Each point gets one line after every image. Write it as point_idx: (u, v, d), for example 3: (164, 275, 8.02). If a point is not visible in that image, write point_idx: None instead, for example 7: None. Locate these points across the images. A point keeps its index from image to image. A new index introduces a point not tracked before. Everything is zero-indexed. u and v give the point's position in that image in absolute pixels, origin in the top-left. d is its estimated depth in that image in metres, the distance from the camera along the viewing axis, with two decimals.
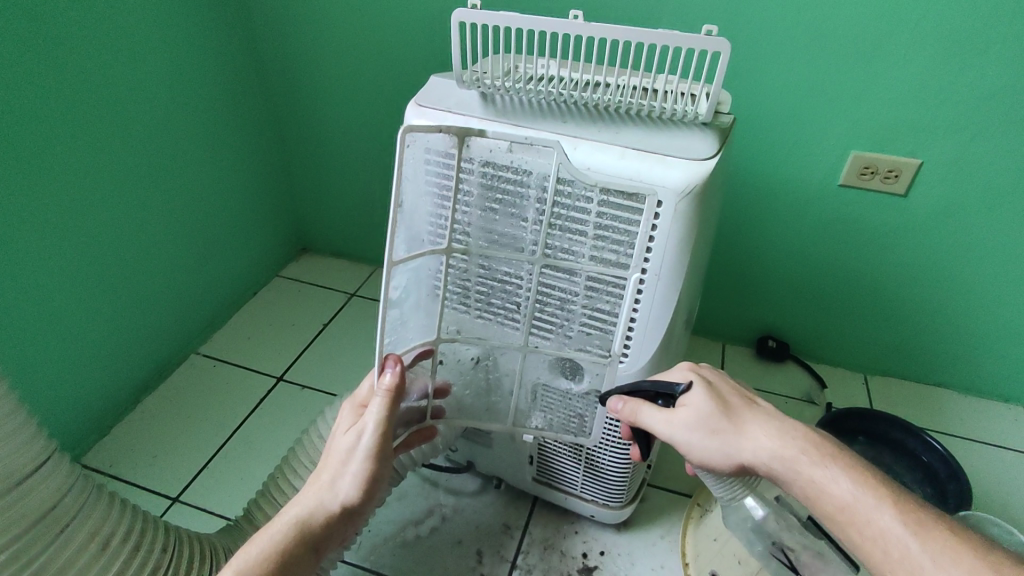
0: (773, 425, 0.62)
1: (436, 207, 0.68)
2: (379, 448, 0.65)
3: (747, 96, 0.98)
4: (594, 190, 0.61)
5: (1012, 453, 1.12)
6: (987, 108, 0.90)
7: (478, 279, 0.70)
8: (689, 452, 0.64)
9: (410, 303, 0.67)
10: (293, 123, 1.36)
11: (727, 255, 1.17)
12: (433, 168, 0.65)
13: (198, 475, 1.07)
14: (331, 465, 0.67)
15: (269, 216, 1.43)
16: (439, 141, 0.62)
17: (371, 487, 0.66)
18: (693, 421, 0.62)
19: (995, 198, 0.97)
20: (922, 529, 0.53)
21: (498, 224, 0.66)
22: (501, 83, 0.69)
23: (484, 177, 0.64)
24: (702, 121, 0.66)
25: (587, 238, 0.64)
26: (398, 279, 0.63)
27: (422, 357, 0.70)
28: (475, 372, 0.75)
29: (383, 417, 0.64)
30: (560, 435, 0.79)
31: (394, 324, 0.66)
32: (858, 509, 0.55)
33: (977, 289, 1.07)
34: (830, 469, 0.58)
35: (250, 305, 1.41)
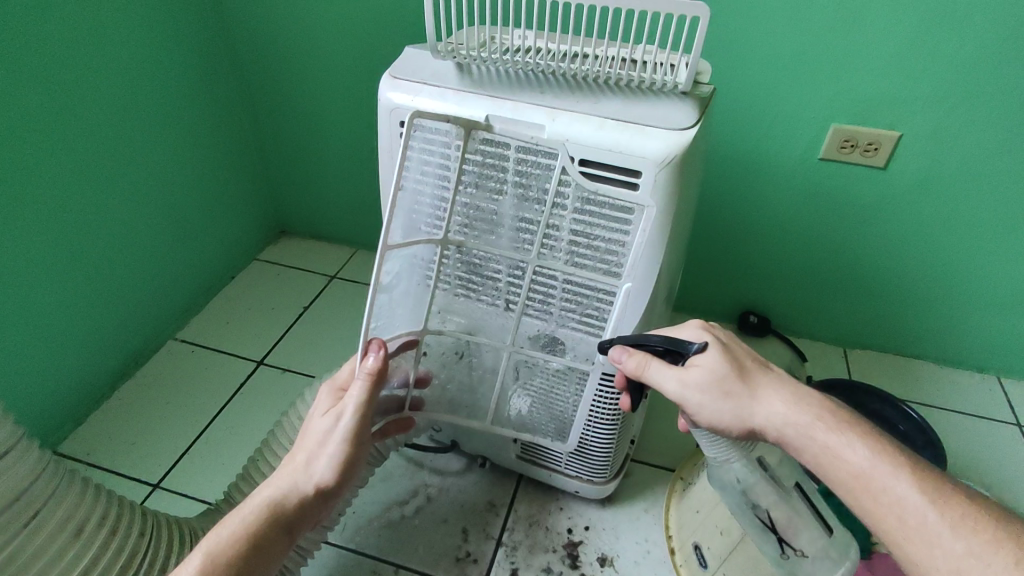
0: (786, 391, 0.63)
1: (435, 193, 0.66)
2: (358, 431, 0.65)
3: (726, 68, 0.97)
4: (593, 197, 0.62)
5: (983, 421, 1.14)
6: (963, 79, 0.90)
7: (467, 273, 0.71)
8: (701, 409, 0.62)
9: (399, 290, 0.69)
10: (266, 102, 1.32)
11: (707, 229, 1.16)
12: (433, 160, 0.64)
13: (178, 461, 1.05)
14: (310, 444, 0.65)
15: (244, 198, 1.40)
16: (444, 132, 0.62)
17: (348, 469, 0.66)
18: (704, 382, 0.62)
19: (971, 169, 0.98)
20: (941, 498, 0.54)
21: (490, 220, 0.66)
22: (478, 53, 0.67)
23: (483, 169, 0.63)
24: (681, 91, 0.63)
25: (575, 241, 0.65)
26: (390, 265, 0.64)
27: (407, 347, 0.70)
28: (458, 366, 0.77)
29: (363, 402, 0.64)
30: (539, 437, 0.83)
31: (381, 311, 0.67)
32: (875, 477, 0.56)
33: (951, 260, 1.08)
34: (846, 436, 0.59)
35: (228, 289, 1.39)
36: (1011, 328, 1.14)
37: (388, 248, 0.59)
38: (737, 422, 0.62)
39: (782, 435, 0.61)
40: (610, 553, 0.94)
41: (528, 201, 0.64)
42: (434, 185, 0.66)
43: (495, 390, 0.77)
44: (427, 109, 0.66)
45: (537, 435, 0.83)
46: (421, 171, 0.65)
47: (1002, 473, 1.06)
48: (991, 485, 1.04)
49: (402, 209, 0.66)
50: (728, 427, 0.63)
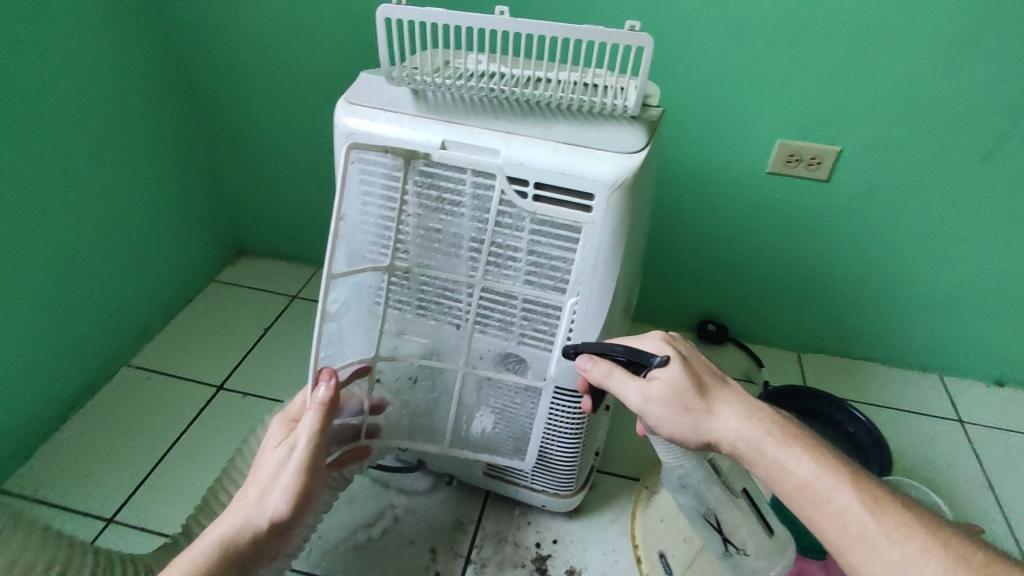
0: (741, 407, 0.65)
1: (379, 222, 0.68)
2: (312, 462, 0.65)
3: (675, 88, 1.01)
4: (531, 218, 0.64)
5: (927, 418, 1.20)
6: (894, 96, 0.96)
7: (420, 297, 0.72)
8: (661, 417, 0.65)
9: (348, 317, 0.70)
10: (221, 121, 1.31)
11: (663, 242, 1.20)
12: (375, 190, 0.67)
13: (134, 494, 1.02)
14: (261, 477, 0.65)
15: (199, 218, 1.37)
16: (385, 164, 0.65)
17: (302, 500, 0.65)
18: (664, 394, 0.64)
19: (905, 180, 1.04)
20: (879, 508, 0.56)
21: (440, 246, 0.68)
22: (433, 79, 0.68)
23: (425, 197, 0.66)
24: (630, 115, 0.66)
25: (522, 262, 0.66)
26: (336, 293, 0.66)
27: (360, 373, 0.71)
28: (413, 391, 0.77)
29: (315, 431, 0.64)
30: (495, 457, 0.83)
31: (331, 339, 0.68)
32: (817, 487, 0.58)
33: (892, 266, 1.14)
34: (794, 450, 0.61)
35: (184, 312, 1.36)
36: (949, 328, 1.20)
37: (334, 276, 0.62)
38: (692, 434, 0.65)
39: (734, 448, 0.64)
40: (579, 564, 0.95)
41: (474, 227, 0.66)
42: (377, 214, 0.68)
43: (453, 408, 0.77)
44: (382, 135, 0.67)
45: (498, 455, 0.82)
46: (364, 198, 0.67)
47: (947, 467, 1.12)
48: (937, 480, 1.09)
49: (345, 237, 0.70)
50: (685, 435, 0.65)
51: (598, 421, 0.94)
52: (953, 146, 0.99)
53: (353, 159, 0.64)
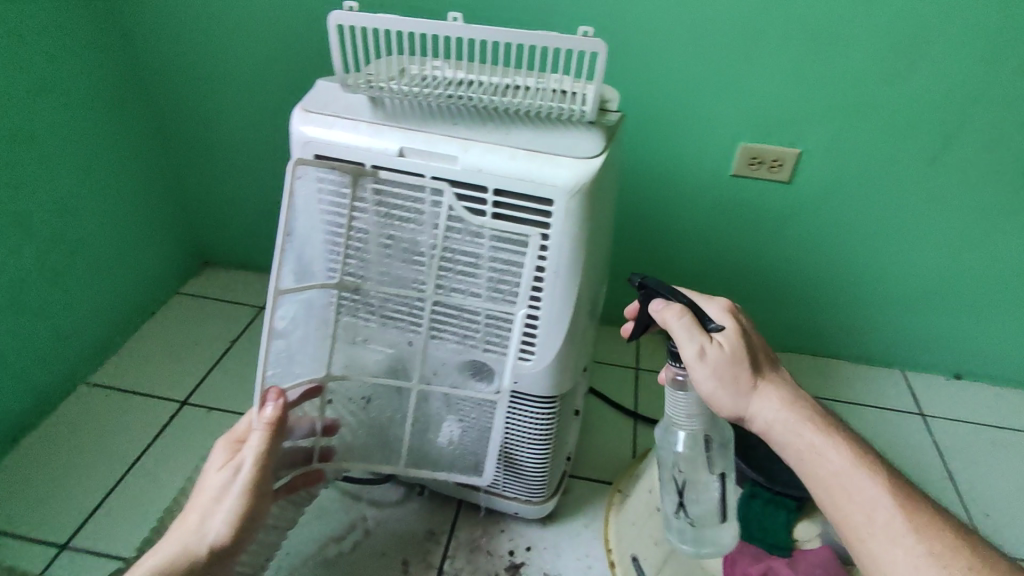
0: (786, 392, 0.63)
1: (329, 241, 0.70)
2: (256, 483, 0.66)
3: (638, 92, 1.02)
4: (481, 237, 0.65)
5: (893, 412, 1.22)
6: (849, 97, 0.98)
7: (372, 314, 0.73)
8: (711, 375, 0.62)
9: (297, 335, 0.71)
10: (182, 130, 1.28)
11: (631, 245, 1.20)
12: (324, 208, 0.68)
13: (91, 516, 0.99)
14: (204, 500, 0.65)
15: (160, 230, 1.34)
16: (333, 181, 0.66)
17: (245, 525, 0.65)
18: (719, 357, 0.62)
19: (864, 179, 1.06)
20: (911, 504, 0.56)
21: (391, 263, 0.69)
22: (391, 86, 0.67)
23: (377, 212, 0.66)
24: (588, 120, 0.65)
25: (470, 280, 0.68)
26: (283, 310, 0.67)
27: (309, 393, 0.73)
28: (365, 412, 0.79)
29: (260, 452, 0.65)
30: (454, 474, 0.81)
31: (279, 358, 0.70)
32: (848, 476, 0.58)
33: (853, 264, 1.16)
34: (835, 441, 0.60)
35: (146, 327, 1.32)
36: (911, 324, 1.23)
37: (281, 292, 0.63)
38: (731, 405, 0.62)
39: (769, 428, 0.62)
40: (553, 571, 0.95)
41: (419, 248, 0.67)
42: (327, 231, 0.69)
43: (409, 422, 0.77)
44: (339, 143, 0.66)
45: (453, 473, 0.81)
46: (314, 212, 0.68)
47: (913, 460, 1.14)
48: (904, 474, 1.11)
49: (297, 247, 0.71)
50: (725, 401, 0.62)
51: (569, 426, 0.94)
52: (907, 147, 1.02)
53: (301, 173, 0.65)
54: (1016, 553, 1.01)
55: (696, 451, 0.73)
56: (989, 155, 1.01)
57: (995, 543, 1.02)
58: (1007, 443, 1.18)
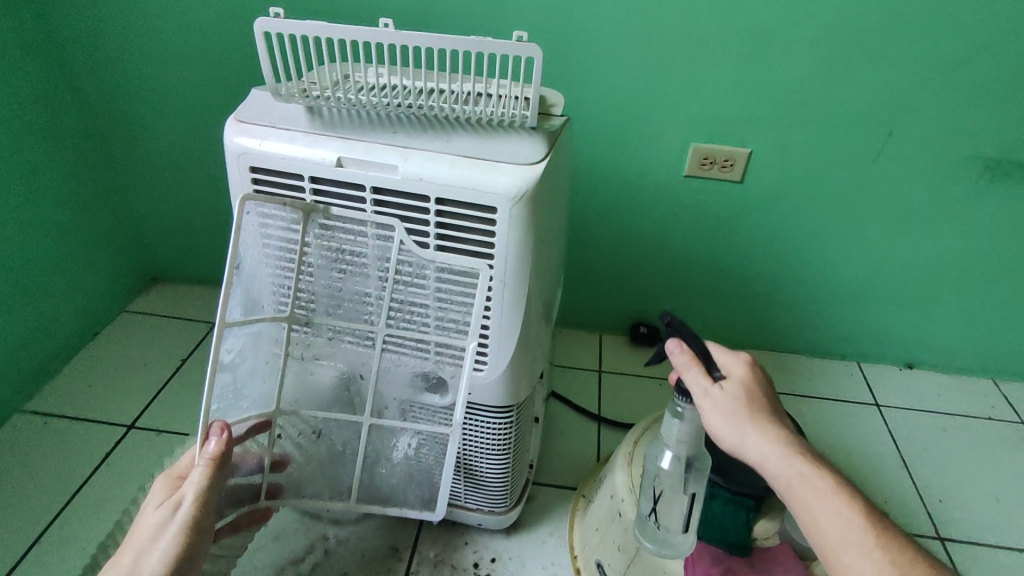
0: (789, 439, 0.62)
1: (278, 275, 0.68)
2: (199, 520, 0.63)
3: (588, 95, 1.02)
4: (432, 272, 0.65)
5: (851, 404, 1.24)
6: (795, 97, 1.00)
7: (324, 347, 0.72)
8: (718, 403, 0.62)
9: (245, 368, 0.70)
10: (123, 142, 1.24)
11: (588, 247, 1.20)
12: (274, 242, 0.66)
13: (30, 551, 0.94)
14: (139, 539, 0.61)
15: (104, 247, 1.29)
16: (283, 216, 0.65)
17: (183, 566, 0.61)
18: (724, 399, 0.61)
19: (812, 177, 1.08)
20: (883, 524, 0.57)
21: (342, 298, 0.69)
22: (327, 95, 0.65)
23: (325, 247, 0.66)
24: (530, 126, 0.65)
25: (424, 313, 0.68)
26: (230, 342, 0.67)
27: (258, 429, 0.72)
28: (316, 447, 0.78)
29: (202, 488, 0.63)
30: (405, 507, 0.78)
31: (225, 391, 0.69)
32: (833, 501, 0.58)
33: (806, 261, 1.18)
34: (830, 481, 0.59)
35: (91, 348, 1.27)
36: (864, 316, 1.26)
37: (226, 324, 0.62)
38: (730, 436, 0.61)
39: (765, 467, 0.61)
40: None
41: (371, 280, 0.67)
42: (276, 265, 0.68)
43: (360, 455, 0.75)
44: (274, 154, 0.63)
45: (404, 507, 0.79)
46: (262, 247, 0.67)
47: (869, 451, 1.16)
48: (862, 465, 1.13)
49: (243, 283, 0.68)
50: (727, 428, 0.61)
51: (530, 433, 0.93)
52: (851, 144, 1.04)
53: (246, 208, 0.63)
54: (968, 537, 1.03)
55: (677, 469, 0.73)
56: (928, 149, 1.04)
57: (950, 530, 1.04)
58: (959, 430, 1.21)
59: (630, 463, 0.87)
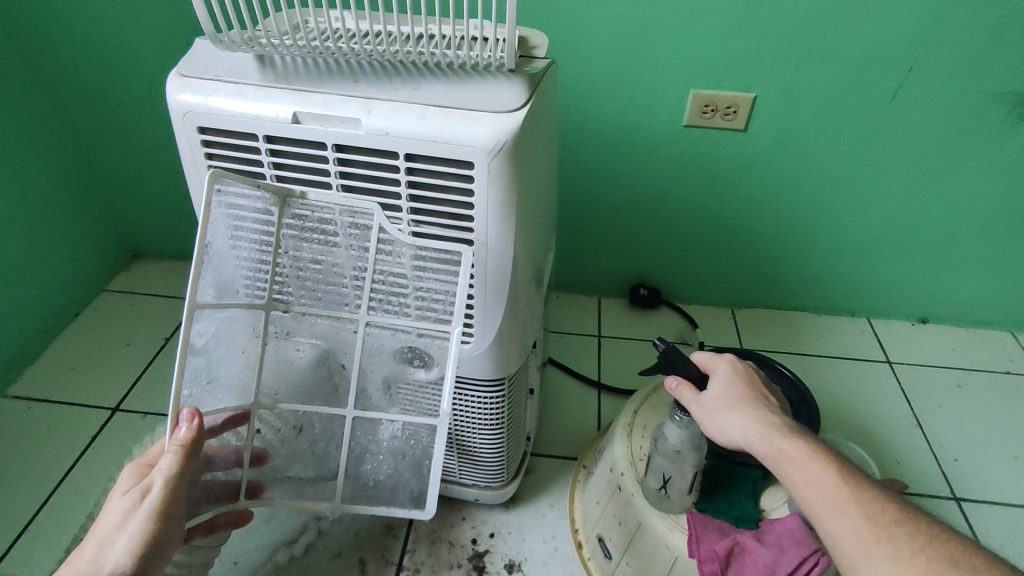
0: (774, 419, 0.59)
1: (253, 259, 0.62)
2: (168, 506, 0.56)
3: (579, 40, 0.93)
4: (412, 254, 0.60)
5: (859, 361, 1.20)
6: (805, 34, 0.91)
7: (305, 329, 0.67)
8: (697, 402, 0.64)
9: (219, 352, 0.62)
10: (84, 111, 1.16)
11: (584, 207, 1.14)
12: (247, 224, 0.60)
13: (16, 542, 0.91)
14: (102, 527, 0.56)
15: (77, 224, 1.22)
16: (257, 201, 0.58)
17: (150, 553, 0.56)
18: (712, 404, 0.63)
19: (823, 122, 1.00)
20: (855, 480, 0.54)
21: (320, 283, 0.64)
22: (279, 42, 0.57)
23: (301, 234, 0.61)
24: (508, 69, 0.58)
25: (408, 296, 0.64)
26: (201, 325, 0.58)
27: (235, 421, 0.66)
28: (298, 440, 0.73)
29: (172, 475, 0.56)
30: (392, 509, 0.70)
31: (198, 377, 0.60)
32: (802, 464, 0.55)
33: (813, 213, 1.11)
34: (800, 448, 0.56)
35: (70, 330, 1.22)
36: (876, 270, 1.20)
37: (196, 305, 0.55)
38: (722, 431, 0.61)
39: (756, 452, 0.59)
40: (517, 557, 0.90)
41: (354, 261, 0.62)
42: (251, 249, 0.61)
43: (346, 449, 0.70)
44: (223, 111, 0.56)
45: (392, 506, 0.71)
46: (233, 230, 0.60)
47: (880, 409, 1.12)
48: (873, 425, 1.09)
49: (213, 265, 0.59)
50: (710, 424, 0.63)
51: (526, 404, 0.89)
52: (866, 84, 0.96)
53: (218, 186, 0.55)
54: (984, 496, 0.99)
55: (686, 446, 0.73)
56: (949, 88, 0.96)
57: (966, 488, 1.01)
58: (973, 384, 1.16)
59: (629, 434, 0.84)
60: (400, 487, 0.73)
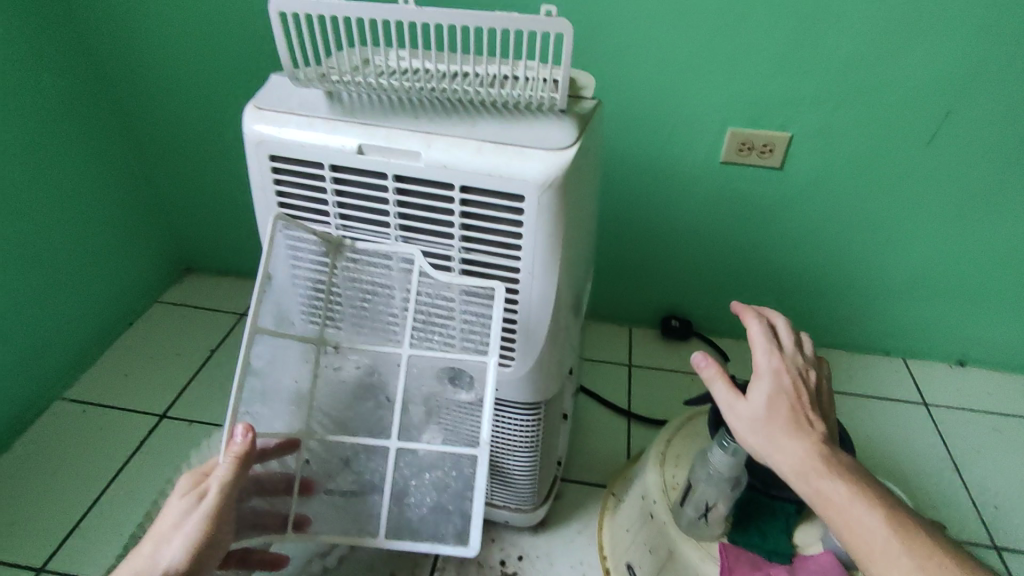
0: (818, 451, 0.58)
1: (308, 296, 0.68)
2: (221, 513, 0.59)
3: (620, 79, 0.98)
4: (452, 291, 0.65)
5: (895, 403, 1.18)
6: (842, 78, 0.94)
7: (355, 352, 0.70)
8: (749, 424, 0.60)
9: (275, 379, 0.67)
10: (152, 134, 1.24)
11: (619, 237, 1.16)
12: (304, 266, 0.66)
13: (67, 538, 0.96)
14: (159, 525, 0.58)
15: (137, 238, 1.30)
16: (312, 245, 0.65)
17: (201, 556, 0.58)
18: (747, 417, 0.60)
19: (859, 162, 1.01)
20: (903, 527, 0.54)
21: (369, 318, 0.69)
22: (347, 79, 0.62)
23: (353, 275, 0.67)
24: (560, 109, 0.61)
25: (449, 327, 0.68)
26: (258, 347, 0.63)
27: (285, 449, 0.68)
28: (344, 472, 0.74)
29: (226, 483, 0.58)
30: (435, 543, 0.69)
31: (254, 397, 0.66)
32: (852, 510, 0.55)
33: (849, 251, 1.12)
34: (846, 490, 0.56)
35: (124, 338, 1.28)
36: (914, 310, 1.19)
37: (257, 328, 0.59)
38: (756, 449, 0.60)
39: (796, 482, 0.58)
40: None
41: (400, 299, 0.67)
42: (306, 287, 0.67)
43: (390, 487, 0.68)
44: (294, 141, 0.61)
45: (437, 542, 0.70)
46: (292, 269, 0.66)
47: (916, 452, 1.10)
48: (907, 468, 1.07)
49: (275, 297, 0.67)
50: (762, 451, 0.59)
51: (560, 429, 0.90)
52: (904, 126, 0.97)
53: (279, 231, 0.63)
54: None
55: (719, 479, 0.75)
56: (988, 132, 0.97)
57: (1005, 538, 0.98)
58: (1014, 431, 1.14)
59: (662, 463, 0.85)
60: (442, 523, 0.73)
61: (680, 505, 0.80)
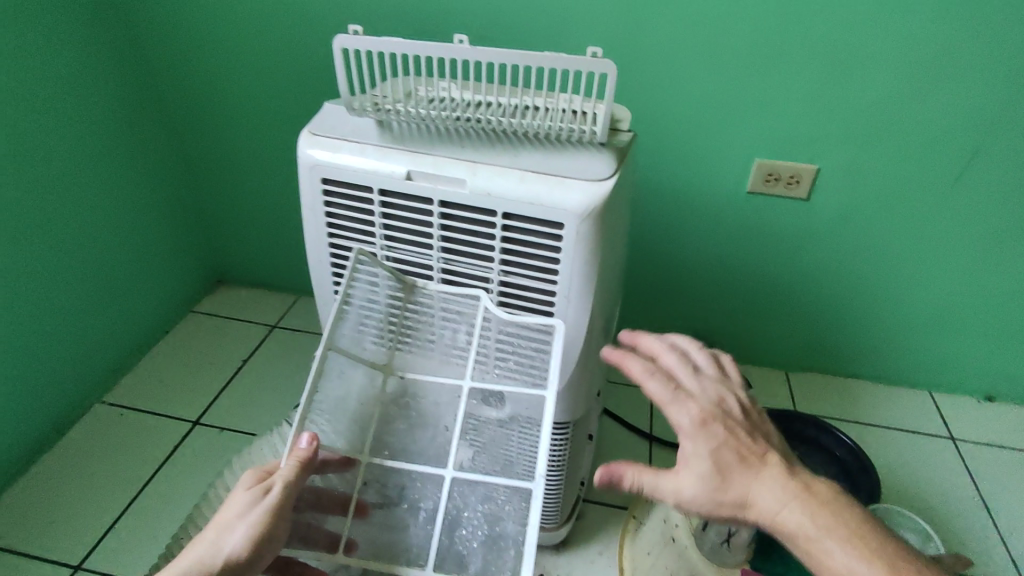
0: (795, 506, 0.52)
1: (380, 323, 0.69)
2: (279, 514, 0.55)
3: (651, 110, 1.01)
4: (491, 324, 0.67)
5: (919, 435, 1.18)
6: (868, 114, 0.96)
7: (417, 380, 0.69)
8: (712, 500, 0.53)
9: (338, 397, 0.66)
10: (196, 151, 1.29)
11: (645, 262, 1.18)
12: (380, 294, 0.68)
13: (103, 538, 0.99)
14: (224, 513, 0.55)
15: (177, 250, 1.35)
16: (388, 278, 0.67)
17: (255, 555, 0.54)
18: (695, 494, 0.53)
19: (885, 195, 1.03)
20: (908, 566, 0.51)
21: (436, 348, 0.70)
22: (398, 108, 0.66)
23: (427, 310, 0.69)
24: (599, 141, 0.64)
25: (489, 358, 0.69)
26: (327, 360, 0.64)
27: (343, 466, 0.62)
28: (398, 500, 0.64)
29: (289, 483, 0.55)
30: None
31: (321, 407, 0.64)
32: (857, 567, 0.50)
33: (874, 283, 1.13)
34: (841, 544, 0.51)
35: (162, 345, 1.33)
36: (940, 344, 1.19)
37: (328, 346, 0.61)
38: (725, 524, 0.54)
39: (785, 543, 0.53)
40: None
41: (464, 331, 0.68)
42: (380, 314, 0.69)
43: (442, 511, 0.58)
44: (347, 166, 0.65)
45: None
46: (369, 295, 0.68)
47: (940, 486, 1.09)
48: (931, 502, 1.07)
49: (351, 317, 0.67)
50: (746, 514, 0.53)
51: (584, 450, 0.92)
52: (931, 162, 0.99)
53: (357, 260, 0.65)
54: None
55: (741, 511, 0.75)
56: (1015, 169, 0.98)
57: None
58: None
59: None
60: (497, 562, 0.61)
61: (702, 530, 0.81)
